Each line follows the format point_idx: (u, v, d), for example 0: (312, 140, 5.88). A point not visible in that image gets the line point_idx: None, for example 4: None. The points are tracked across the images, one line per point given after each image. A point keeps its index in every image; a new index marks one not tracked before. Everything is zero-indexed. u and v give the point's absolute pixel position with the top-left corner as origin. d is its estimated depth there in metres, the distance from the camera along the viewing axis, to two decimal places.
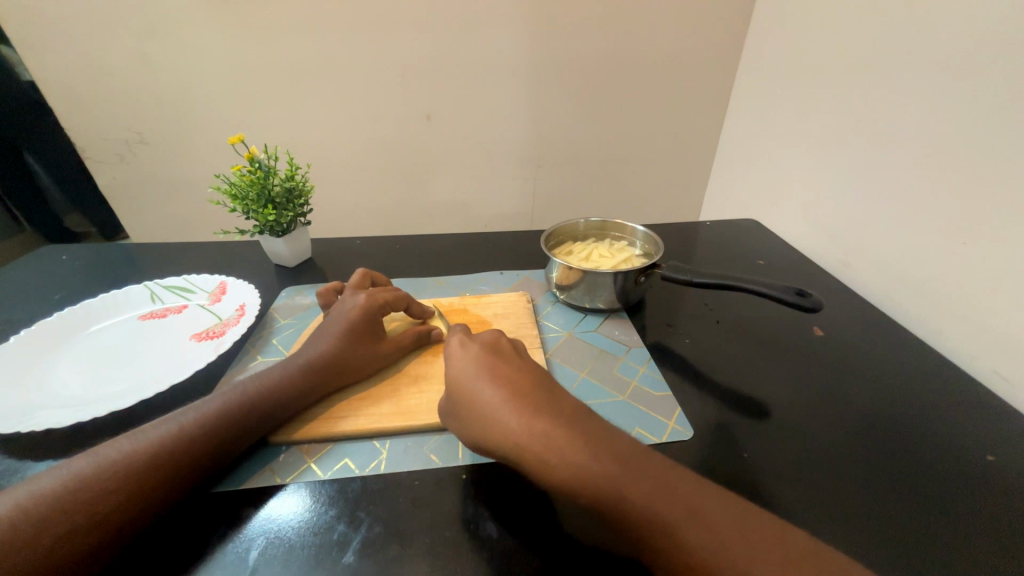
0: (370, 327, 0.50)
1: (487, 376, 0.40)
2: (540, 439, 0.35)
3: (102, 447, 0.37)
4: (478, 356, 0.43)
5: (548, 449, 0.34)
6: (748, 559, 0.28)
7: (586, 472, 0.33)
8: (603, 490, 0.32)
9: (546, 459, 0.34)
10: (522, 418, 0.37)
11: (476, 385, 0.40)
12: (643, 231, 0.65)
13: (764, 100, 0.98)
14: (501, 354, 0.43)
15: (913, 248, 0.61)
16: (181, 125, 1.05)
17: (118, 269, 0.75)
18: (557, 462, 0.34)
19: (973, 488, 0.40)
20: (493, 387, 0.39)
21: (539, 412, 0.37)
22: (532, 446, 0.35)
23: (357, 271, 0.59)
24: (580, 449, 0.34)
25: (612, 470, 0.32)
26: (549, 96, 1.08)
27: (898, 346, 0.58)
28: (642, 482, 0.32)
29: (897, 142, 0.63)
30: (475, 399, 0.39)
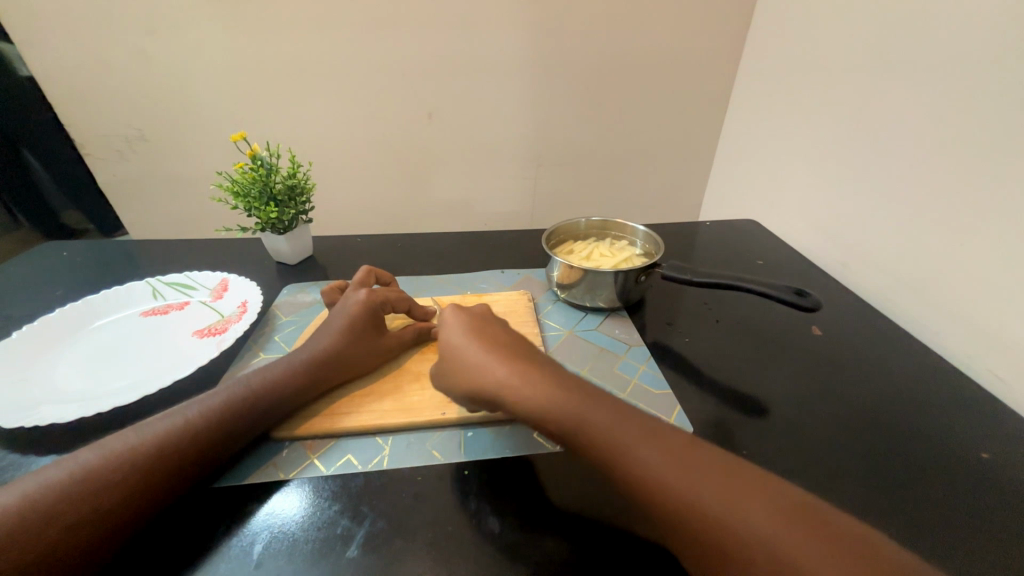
0: (373, 323, 0.50)
1: (474, 338, 0.44)
2: (525, 386, 0.38)
3: (106, 440, 0.37)
4: (466, 321, 0.46)
5: (534, 395, 0.38)
6: (697, 479, 0.31)
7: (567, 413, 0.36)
8: (585, 430, 0.35)
9: (524, 400, 0.38)
10: (508, 368, 0.40)
11: (464, 344, 0.44)
12: (644, 230, 0.65)
13: (764, 101, 0.99)
14: (487, 323, 0.47)
15: (910, 249, 0.62)
16: (182, 122, 1.05)
17: (119, 265, 0.75)
18: (534, 401, 0.38)
19: (969, 485, 0.41)
20: (480, 345, 0.43)
21: (518, 362, 0.41)
22: (509, 387, 0.39)
23: (361, 268, 0.59)
24: (553, 391, 0.38)
25: (579, 404, 0.36)
26: (550, 96, 1.08)
27: (896, 346, 0.58)
28: (618, 421, 0.35)
29: (896, 144, 0.64)
30: (464, 357, 0.43)
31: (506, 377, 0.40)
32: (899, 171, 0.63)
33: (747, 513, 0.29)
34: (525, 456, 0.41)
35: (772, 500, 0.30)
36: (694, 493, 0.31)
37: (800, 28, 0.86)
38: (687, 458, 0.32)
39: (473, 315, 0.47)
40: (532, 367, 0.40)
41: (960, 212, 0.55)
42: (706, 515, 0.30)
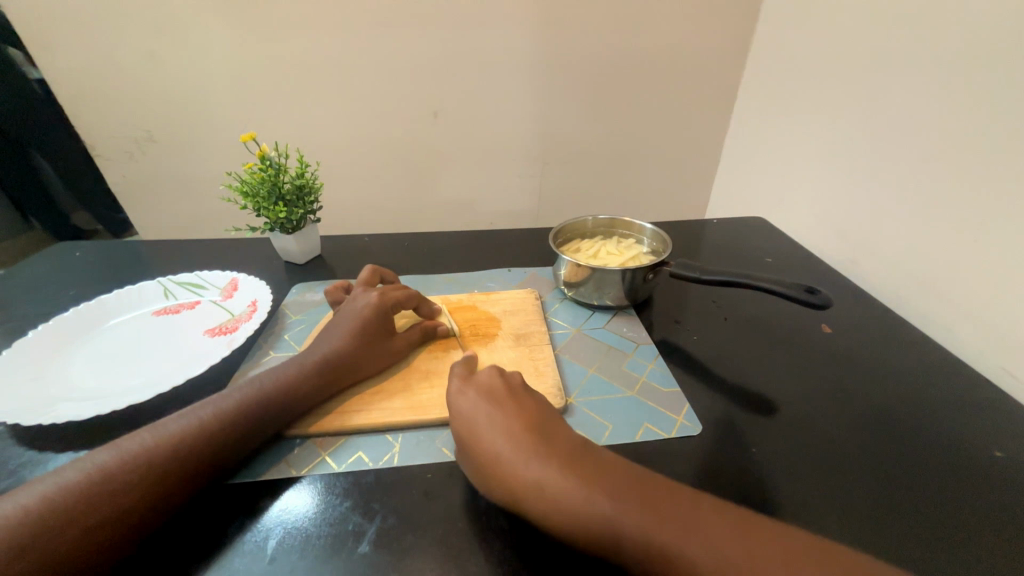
0: (383, 324, 0.51)
1: (487, 421, 0.39)
2: (560, 489, 0.33)
3: (122, 441, 0.37)
4: (479, 397, 0.42)
5: (566, 494, 0.33)
6: None
7: (609, 520, 0.31)
8: (635, 539, 0.30)
9: (569, 511, 0.32)
10: (533, 462, 0.35)
11: (476, 428, 0.39)
12: (652, 228, 0.65)
13: (772, 97, 0.98)
14: (496, 392, 0.42)
15: (921, 245, 0.61)
16: (190, 123, 1.06)
17: (129, 265, 0.76)
18: (581, 512, 0.32)
19: (985, 485, 0.40)
20: (496, 431, 0.38)
21: (549, 457, 0.35)
22: (547, 494, 0.33)
23: (365, 268, 0.59)
24: (599, 497, 0.32)
25: (635, 516, 0.31)
26: (556, 94, 1.08)
27: (906, 344, 0.58)
28: (667, 523, 0.31)
29: (906, 139, 0.63)
30: (479, 444, 0.38)
31: (531, 474, 0.35)
32: (909, 167, 0.62)
33: None
34: None
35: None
36: None
37: (807, 22, 0.85)
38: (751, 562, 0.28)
39: (478, 385, 0.43)
40: (570, 461, 0.35)
41: (972, 207, 0.55)
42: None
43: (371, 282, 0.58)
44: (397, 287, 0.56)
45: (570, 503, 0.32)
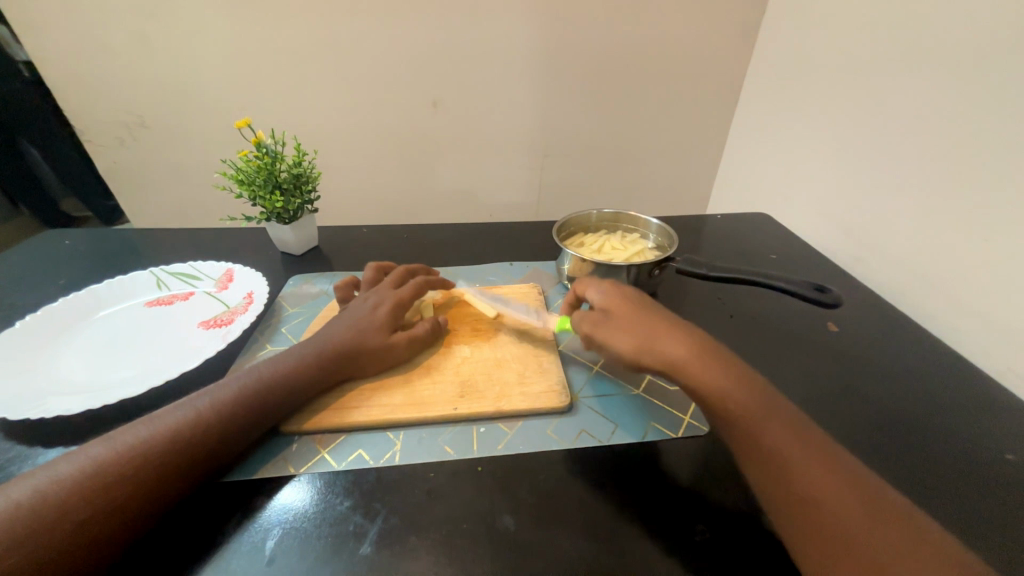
0: (389, 320, 0.49)
1: (643, 307, 0.45)
2: (698, 364, 0.39)
3: (117, 434, 0.36)
4: (634, 294, 0.47)
5: (701, 369, 0.39)
6: (850, 500, 0.31)
7: (728, 398, 0.37)
8: (737, 415, 0.36)
9: (699, 378, 0.38)
10: (682, 342, 0.40)
11: (636, 331, 0.43)
12: (657, 223, 0.64)
13: (777, 93, 0.96)
14: (648, 307, 0.45)
15: (930, 245, 0.60)
16: (182, 108, 1.03)
17: (120, 254, 0.74)
18: (709, 382, 0.38)
19: (998, 488, 0.39)
20: (653, 314, 0.44)
21: (696, 343, 0.40)
22: (681, 362, 0.39)
23: (369, 265, 0.58)
24: (729, 382, 0.37)
25: (749, 401, 0.36)
26: (558, 84, 1.06)
27: (913, 342, 0.57)
28: (778, 426, 0.35)
29: (916, 134, 0.62)
30: (633, 317, 0.44)
31: (677, 349, 0.40)
32: (919, 164, 0.61)
33: (875, 536, 0.30)
34: (540, 453, 0.41)
35: (900, 530, 0.30)
36: (834, 507, 0.31)
37: (814, 14, 0.83)
38: (866, 500, 0.31)
39: (633, 298, 0.46)
40: (712, 350, 0.40)
41: (981, 207, 0.54)
42: (862, 551, 0.29)
43: (376, 280, 0.57)
44: (408, 285, 0.54)
45: (707, 381, 0.38)
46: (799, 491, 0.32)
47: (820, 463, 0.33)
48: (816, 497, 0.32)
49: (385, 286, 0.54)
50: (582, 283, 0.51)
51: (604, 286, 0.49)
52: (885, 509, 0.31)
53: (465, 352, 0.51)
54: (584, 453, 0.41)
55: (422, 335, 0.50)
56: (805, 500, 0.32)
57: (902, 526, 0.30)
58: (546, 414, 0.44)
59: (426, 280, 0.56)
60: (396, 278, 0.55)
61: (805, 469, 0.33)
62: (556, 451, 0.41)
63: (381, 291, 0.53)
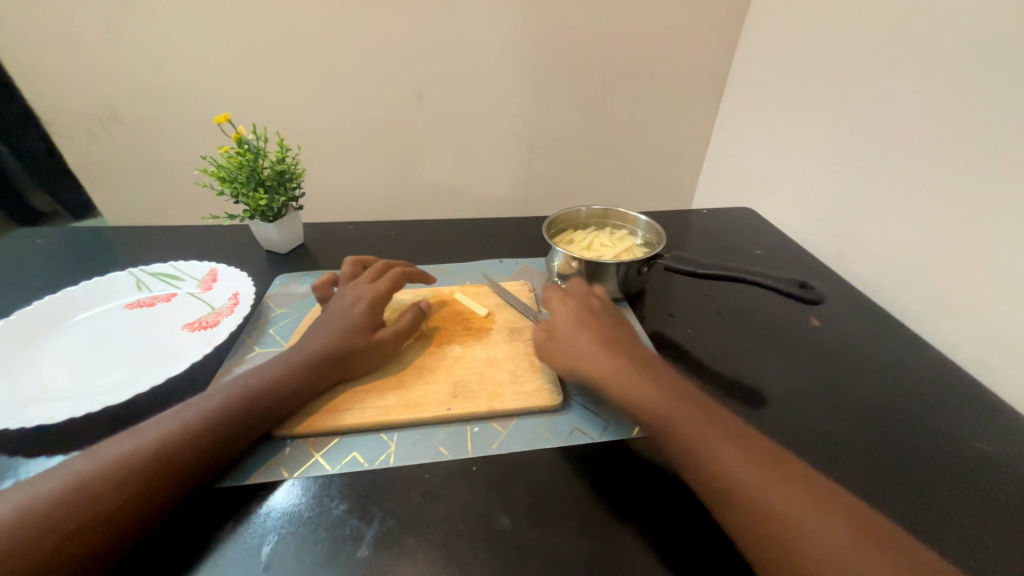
0: (369, 318, 0.49)
1: (580, 324, 0.47)
2: (625, 379, 0.41)
3: (100, 447, 0.35)
4: (576, 309, 0.49)
5: (629, 384, 0.41)
6: (787, 494, 0.33)
7: (657, 406, 0.39)
8: (671, 422, 0.38)
9: (626, 391, 0.40)
10: (610, 358, 0.43)
11: (570, 348, 0.45)
12: (645, 220, 0.64)
13: (761, 88, 0.97)
14: (589, 322, 0.47)
15: (907, 241, 0.62)
16: (157, 99, 0.99)
17: (96, 253, 0.72)
18: (635, 393, 0.40)
19: (968, 476, 0.42)
20: (587, 331, 0.46)
21: (623, 360, 0.43)
22: (608, 377, 0.42)
23: (346, 260, 0.57)
24: (659, 393, 0.40)
25: (680, 409, 0.38)
26: (546, 77, 1.05)
27: (891, 336, 0.59)
28: (713, 430, 0.37)
29: (897, 131, 0.63)
30: (568, 336, 0.46)
31: (604, 366, 0.42)
32: (899, 161, 0.63)
33: (814, 526, 0.31)
34: (533, 452, 0.41)
35: (840, 518, 0.32)
36: (772, 501, 0.32)
37: (800, 9, 0.84)
38: (801, 497, 0.33)
39: (575, 313, 0.48)
40: (643, 366, 0.42)
41: (956, 204, 0.56)
42: (805, 542, 0.30)
43: (355, 275, 0.56)
44: (384, 277, 0.54)
45: (633, 393, 0.40)
46: (739, 491, 0.33)
47: (758, 461, 0.35)
48: (755, 494, 0.33)
49: (363, 283, 0.53)
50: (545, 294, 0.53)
51: (555, 300, 0.51)
52: (823, 500, 0.33)
53: (457, 351, 0.51)
54: (577, 452, 0.41)
55: (405, 329, 0.50)
56: (745, 499, 0.33)
57: (839, 514, 0.32)
58: (539, 412, 0.45)
59: (404, 270, 0.56)
60: (374, 273, 0.55)
61: (743, 471, 0.34)
62: (550, 450, 0.42)
63: (359, 289, 0.52)
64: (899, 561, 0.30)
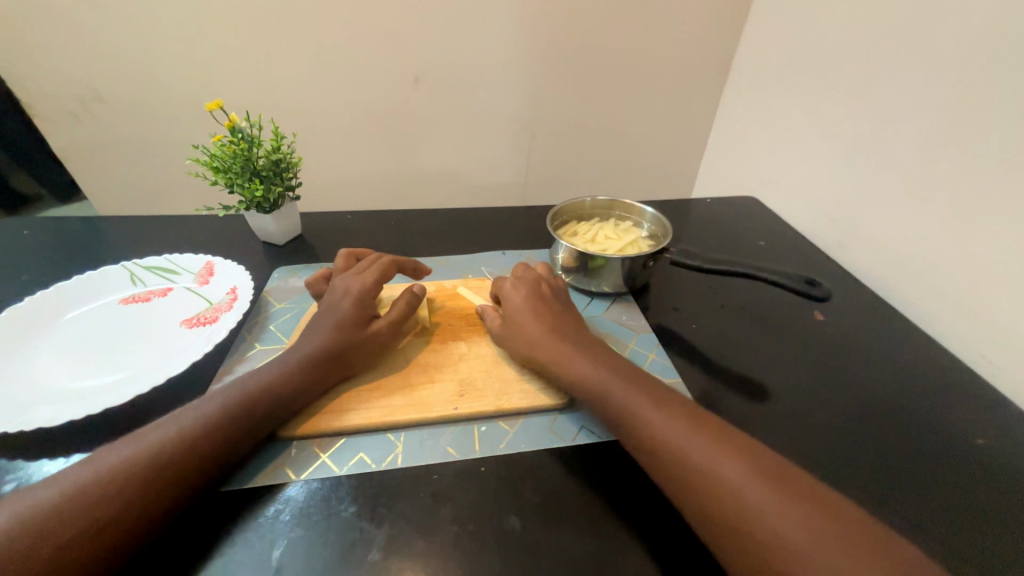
0: (360, 310, 0.48)
1: (534, 312, 0.48)
2: (579, 368, 0.43)
3: (98, 455, 0.35)
4: (530, 296, 0.50)
5: (583, 372, 0.42)
6: (738, 475, 0.33)
7: (608, 393, 0.40)
8: (624, 408, 0.39)
9: (580, 379, 0.42)
10: (564, 347, 0.44)
11: (526, 338, 0.46)
12: (652, 212, 0.63)
13: (766, 73, 0.95)
14: (544, 311, 0.48)
15: (912, 235, 0.61)
16: (143, 81, 0.95)
17: (87, 244, 0.70)
18: (589, 380, 0.42)
19: (968, 472, 0.42)
20: (540, 320, 0.47)
21: (575, 350, 0.44)
22: (563, 367, 0.43)
23: (339, 252, 0.55)
24: (613, 380, 0.41)
25: (632, 395, 0.40)
26: (546, 59, 1.02)
27: (893, 330, 0.59)
28: (667, 415, 0.38)
29: (906, 122, 0.62)
30: (522, 326, 0.47)
31: (558, 355, 0.44)
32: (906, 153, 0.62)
33: (762, 504, 0.32)
34: (541, 452, 0.41)
35: (792, 497, 0.32)
36: (723, 483, 0.33)
37: None
38: (751, 476, 0.33)
39: (531, 301, 0.49)
40: (597, 356, 0.44)
41: (965, 198, 0.55)
42: (756, 523, 0.31)
43: (349, 267, 0.54)
44: (373, 267, 0.52)
45: (586, 382, 0.42)
46: (692, 474, 0.34)
47: (711, 444, 0.35)
48: (706, 476, 0.34)
49: (353, 274, 0.52)
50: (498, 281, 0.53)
51: (509, 286, 0.52)
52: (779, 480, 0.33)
53: (462, 348, 0.51)
54: (584, 451, 0.42)
55: (399, 317, 0.49)
56: (697, 482, 0.34)
57: (794, 493, 0.32)
58: (546, 410, 0.45)
59: (393, 259, 0.55)
60: (365, 264, 0.53)
61: (695, 453, 0.35)
62: (558, 449, 0.42)
63: (349, 281, 0.51)
64: (850, 538, 0.30)
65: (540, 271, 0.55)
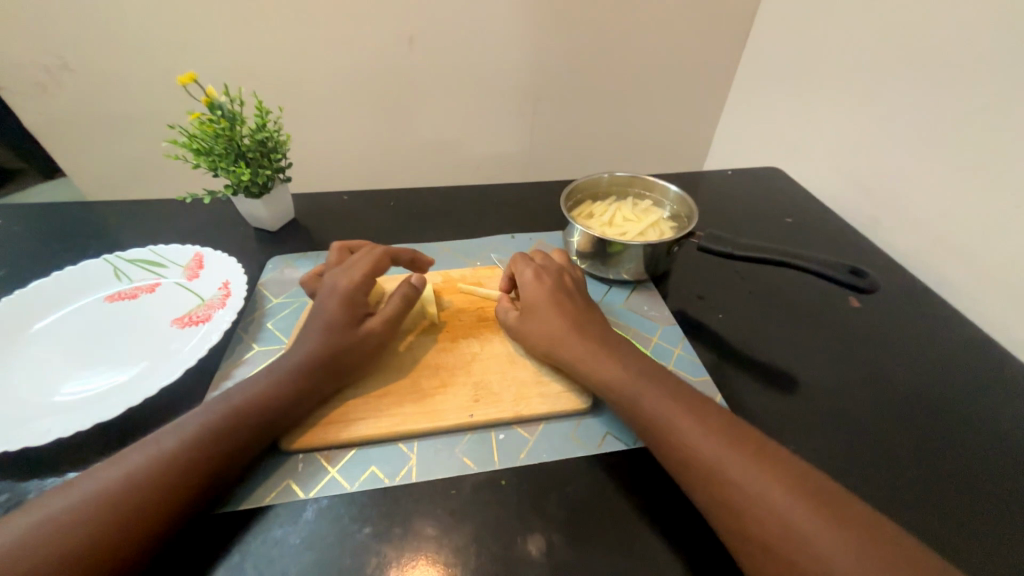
0: (351, 309, 0.44)
1: (552, 307, 0.44)
2: (599, 369, 0.40)
3: (87, 477, 0.32)
4: (548, 288, 0.46)
5: (604, 374, 0.40)
6: (769, 482, 0.31)
7: (632, 395, 0.38)
8: (649, 411, 0.37)
9: (602, 381, 0.40)
10: (584, 347, 0.41)
11: (545, 334, 0.43)
12: (676, 191, 0.58)
13: (794, 27, 0.86)
14: (563, 305, 0.45)
15: (955, 212, 0.57)
16: (111, 47, 0.87)
17: (65, 234, 0.65)
18: (611, 381, 0.39)
19: (1017, 475, 0.40)
20: (557, 315, 0.44)
21: (596, 350, 0.41)
22: (585, 368, 0.41)
23: (331, 246, 0.51)
24: (637, 380, 0.39)
25: (656, 395, 0.37)
26: (550, 15, 0.93)
27: (929, 316, 0.56)
28: (693, 418, 0.36)
29: (956, 85, 0.55)
30: (539, 323, 0.44)
31: (577, 358, 0.41)
32: (954, 119, 0.56)
33: (796, 515, 0.30)
34: (564, 461, 0.39)
35: (827, 507, 0.30)
36: (754, 492, 0.31)
37: None
38: (784, 485, 0.31)
39: (550, 293, 0.45)
40: (622, 356, 0.41)
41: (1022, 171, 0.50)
42: (789, 535, 0.29)
43: (343, 261, 0.50)
44: (364, 259, 0.48)
45: (608, 384, 0.39)
46: (719, 483, 0.32)
47: (742, 450, 0.33)
48: (736, 484, 0.32)
49: (342, 269, 0.48)
50: (515, 262, 0.49)
51: (528, 273, 0.47)
52: (813, 489, 0.31)
53: (474, 347, 0.47)
54: (610, 460, 0.39)
55: (394, 314, 0.46)
56: (725, 491, 0.32)
57: (829, 504, 0.30)
58: (568, 415, 0.42)
59: (387, 250, 0.50)
60: (357, 257, 0.49)
61: (724, 460, 0.33)
62: (582, 458, 0.39)
63: (340, 275, 0.47)
64: (889, 553, 0.28)
65: (559, 260, 0.51)
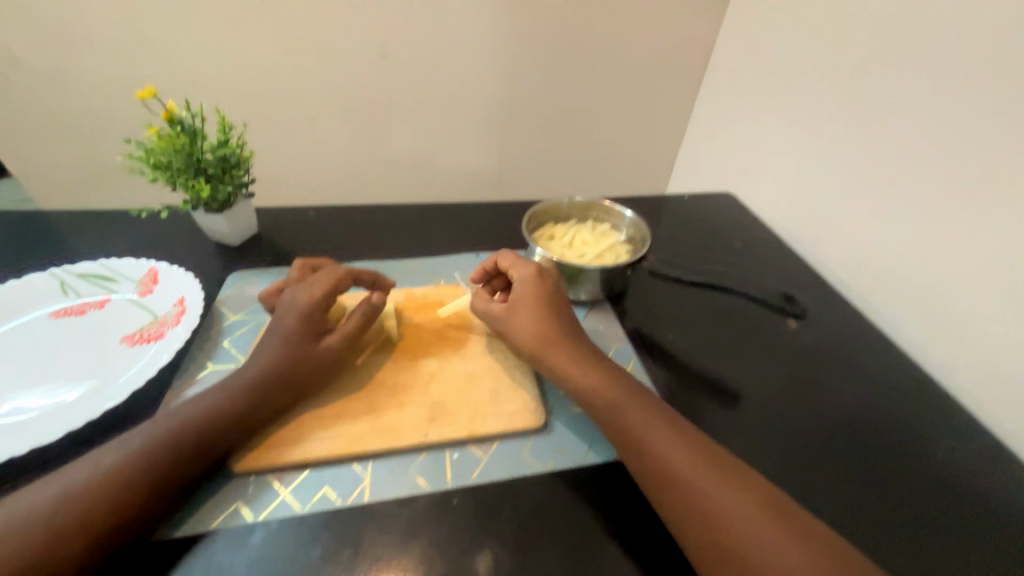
0: (308, 327, 0.44)
1: (541, 306, 0.46)
2: (577, 370, 0.42)
3: (26, 498, 0.32)
4: (534, 289, 0.47)
5: (582, 378, 0.42)
6: (729, 492, 0.35)
7: (610, 406, 0.40)
8: (626, 421, 0.39)
9: (578, 385, 0.42)
10: (562, 350, 0.43)
11: (529, 329, 0.45)
12: (631, 216, 0.61)
13: (744, 64, 0.93)
14: (553, 307, 0.46)
15: (881, 241, 0.62)
16: (71, 51, 0.85)
17: (10, 243, 0.62)
18: (589, 384, 0.41)
19: (926, 486, 0.44)
20: (540, 315, 0.45)
21: (558, 364, 0.43)
22: (568, 366, 0.43)
23: (293, 262, 0.52)
24: (614, 392, 0.41)
25: (632, 407, 0.40)
26: (520, 42, 0.97)
27: (860, 337, 0.60)
28: (665, 431, 0.38)
29: (880, 127, 0.61)
30: (522, 322, 0.45)
31: (560, 357, 0.43)
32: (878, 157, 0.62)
33: (751, 521, 0.33)
34: (514, 480, 0.40)
35: (777, 515, 0.34)
36: (717, 501, 0.34)
37: None
38: (742, 495, 0.35)
39: (539, 291, 0.47)
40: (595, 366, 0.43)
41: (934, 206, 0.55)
42: (745, 540, 0.33)
43: (304, 278, 0.51)
44: (324, 276, 0.48)
45: (588, 385, 0.41)
46: (684, 491, 0.35)
47: (708, 462, 0.36)
48: (701, 493, 0.35)
49: (301, 285, 0.48)
50: (507, 258, 0.50)
51: (526, 270, 0.49)
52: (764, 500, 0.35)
53: (434, 366, 0.48)
54: (558, 477, 0.40)
55: (353, 331, 0.46)
56: (689, 499, 0.35)
57: (778, 513, 0.34)
58: (521, 433, 0.43)
59: (350, 271, 0.50)
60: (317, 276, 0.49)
61: (691, 471, 0.36)
62: (532, 477, 0.40)
63: (297, 291, 0.47)
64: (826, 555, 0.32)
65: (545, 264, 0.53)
